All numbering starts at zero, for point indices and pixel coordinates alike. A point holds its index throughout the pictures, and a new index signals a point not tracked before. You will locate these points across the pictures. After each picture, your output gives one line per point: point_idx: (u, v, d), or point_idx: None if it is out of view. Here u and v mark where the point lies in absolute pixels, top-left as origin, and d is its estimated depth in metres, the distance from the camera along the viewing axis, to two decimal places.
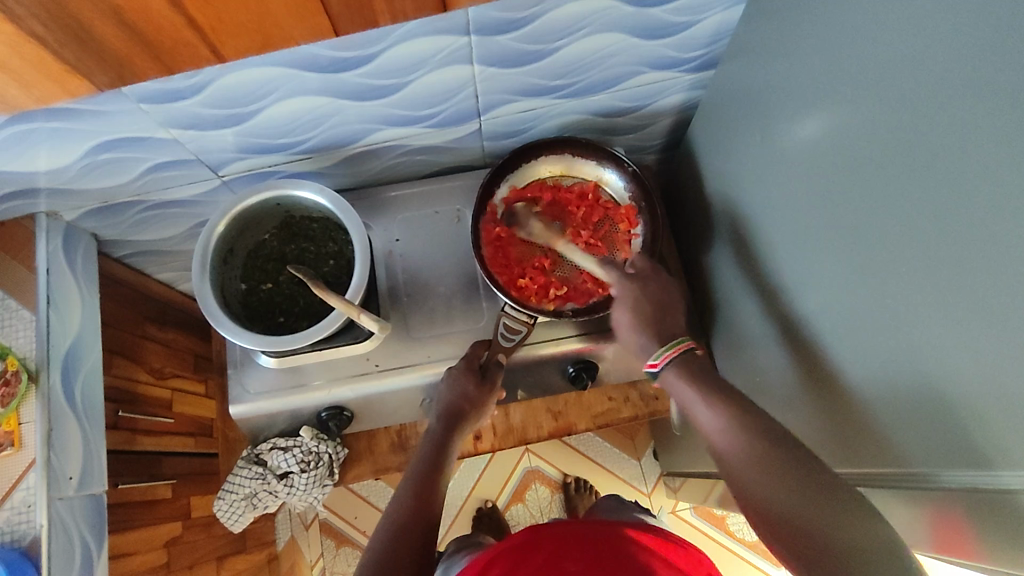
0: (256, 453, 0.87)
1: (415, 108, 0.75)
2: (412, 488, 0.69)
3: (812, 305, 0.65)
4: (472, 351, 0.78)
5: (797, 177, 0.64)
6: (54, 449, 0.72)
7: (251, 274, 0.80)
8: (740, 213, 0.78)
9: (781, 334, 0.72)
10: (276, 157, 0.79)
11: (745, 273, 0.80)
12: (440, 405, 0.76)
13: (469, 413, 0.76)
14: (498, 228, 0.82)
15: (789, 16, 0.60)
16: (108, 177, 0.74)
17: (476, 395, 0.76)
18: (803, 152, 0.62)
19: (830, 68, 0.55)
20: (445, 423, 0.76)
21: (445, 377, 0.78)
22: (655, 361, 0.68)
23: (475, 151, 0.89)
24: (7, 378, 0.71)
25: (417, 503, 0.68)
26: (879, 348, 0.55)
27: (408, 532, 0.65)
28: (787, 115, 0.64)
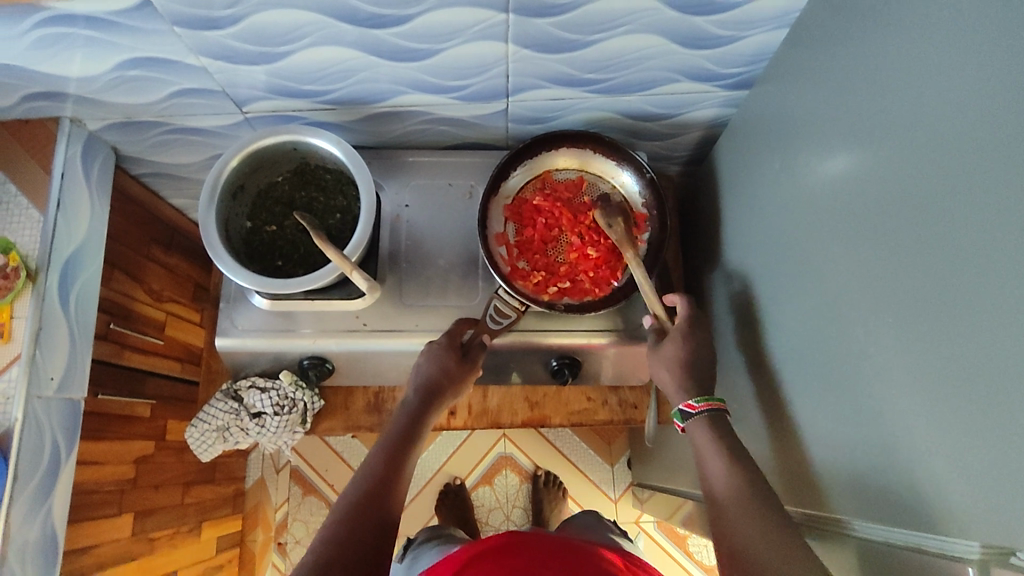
0: (234, 388, 0.89)
1: (445, 77, 0.75)
2: (382, 458, 0.70)
3: (800, 342, 0.64)
4: (454, 326, 0.79)
5: (807, 212, 0.63)
6: (41, 347, 0.74)
7: (257, 213, 0.81)
8: (749, 238, 0.77)
9: (766, 365, 0.72)
10: (301, 103, 0.79)
11: (743, 301, 0.79)
12: (419, 377, 0.77)
13: (448, 387, 0.76)
14: (509, 212, 0.83)
15: (828, 47, 0.59)
16: (135, 94, 0.75)
17: (455, 369, 0.76)
18: (817, 188, 0.61)
19: (857, 106, 0.54)
20: (422, 395, 0.76)
21: (425, 351, 0.78)
22: (694, 404, 0.70)
23: (498, 132, 0.89)
24: (7, 272, 0.72)
25: (385, 473, 0.68)
26: (858, 398, 0.54)
27: (370, 500, 0.65)
28: (810, 148, 0.62)
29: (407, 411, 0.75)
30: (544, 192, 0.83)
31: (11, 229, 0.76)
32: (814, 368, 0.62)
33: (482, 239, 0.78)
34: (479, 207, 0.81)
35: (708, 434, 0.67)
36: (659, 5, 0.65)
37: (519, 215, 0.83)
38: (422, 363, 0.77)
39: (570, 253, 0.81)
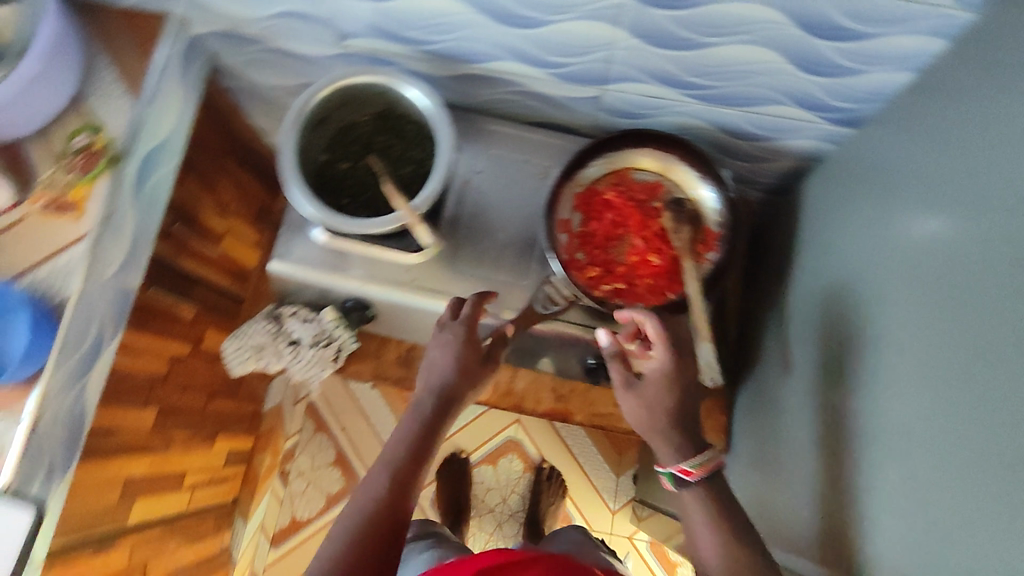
0: (277, 311, 0.90)
1: (547, 51, 0.74)
2: (388, 471, 0.65)
3: (857, 399, 0.61)
4: (467, 315, 0.71)
5: (892, 267, 0.60)
6: (110, 230, 0.76)
7: (334, 148, 0.82)
8: (822, 281, 0.74)
9: (822, 417, 0.68)
10: (400, 49, 0.79)
11: (804, 345, 0.76)
12: (434, 377, 0.69)
13: (462, 386, 0.68)
14: (577, 201, 0.80)
15: (957, 100, 0.55)
16: (245, 7, 0.76)
17: (468, 369, 0.69)
18: (911, 244, 0.57)
19: (976, 167, 0.50)
20: (437, 395, 0.68)
21: (443, 345, 0.70)
22: (690, 469, 0.64)
23: (585, 118, 0.87)
24: (92, 151, 0.76)
25: (392, 500, 0.63)
26: (909, 471, 0.51)
27: (374, 534, 0.61)
28: (912, 201, 0.59)
29: (421, 415, 0.68)
30: (618, 189, 0.80)
31: (104, 111, 0.79)
32: (871, 430, 0.59)
33: (545, 223, 0.76)
34: (550, 190, 0.79)
35: (702, 511, 0.63)
36: (785, 20, 0.62)
37: (587, 207, 0.80)
38: (434, 355, 0.70)
39: (633, 255, 0.78)
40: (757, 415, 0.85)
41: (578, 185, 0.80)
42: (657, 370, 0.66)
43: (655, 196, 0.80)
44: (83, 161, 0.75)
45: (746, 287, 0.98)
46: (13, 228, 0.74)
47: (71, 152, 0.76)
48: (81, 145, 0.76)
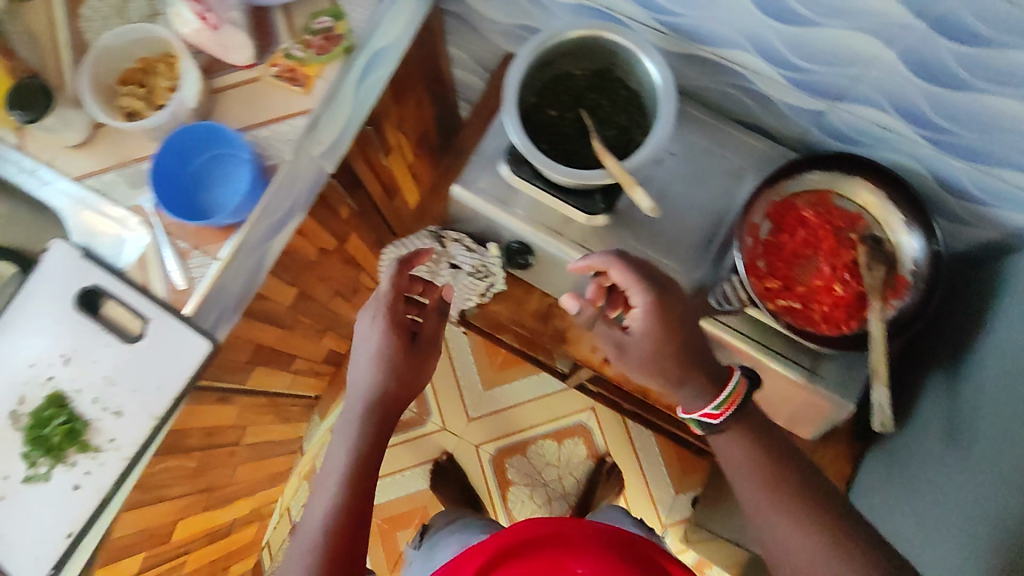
0: (443, 234, 0.94)
1: (794, 52, 0.72)
2: (324, 510, 0.68)
3: None
4: (389, 287, 0.77)
5: None
6: (325, 113, 0.79)
7: (545, 94, 0.81)
8: (1011, 364, 0.70)
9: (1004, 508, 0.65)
10: (639, 14, 0.79)
11: (984, 426, 0.72)
12: (368, 361, 0.76)
13: (395, 378, 0.76)
14: (774, 210, 0.77)
15: None
16: None
17: (393, 343, 0.76)
18: None
19: None
20: (371, 396, 0.76)
21: (371, 350, 0.76)
22: (716, 412, 0.64)
23: (793, 131, 0.85)
24: (332, 36, 0.78)
25: (362, 460, 0.72)
26: None
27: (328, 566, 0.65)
28: None
29: (354, 417, 0.75)
30: (819, 210, 0.77)
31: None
32: None
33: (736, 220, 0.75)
34: (752, 195, 0.77)
35: (749, 453, 0.63)
36: None
37: (781, 219, 0.77)
38: (365, 369, 0.76)
39: (818, 279, 0.75)
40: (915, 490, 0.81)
41: (780, 197, 0.77)
42: (646, 322, 0.65)
43: (853, 227, 0.77)
44: (320, 43, 0.78)
45: (904, 349, 0.94)
46: (244, 86, 0.78)
47: (312, 31, 0.78)
48: (322, 27, 0.79)
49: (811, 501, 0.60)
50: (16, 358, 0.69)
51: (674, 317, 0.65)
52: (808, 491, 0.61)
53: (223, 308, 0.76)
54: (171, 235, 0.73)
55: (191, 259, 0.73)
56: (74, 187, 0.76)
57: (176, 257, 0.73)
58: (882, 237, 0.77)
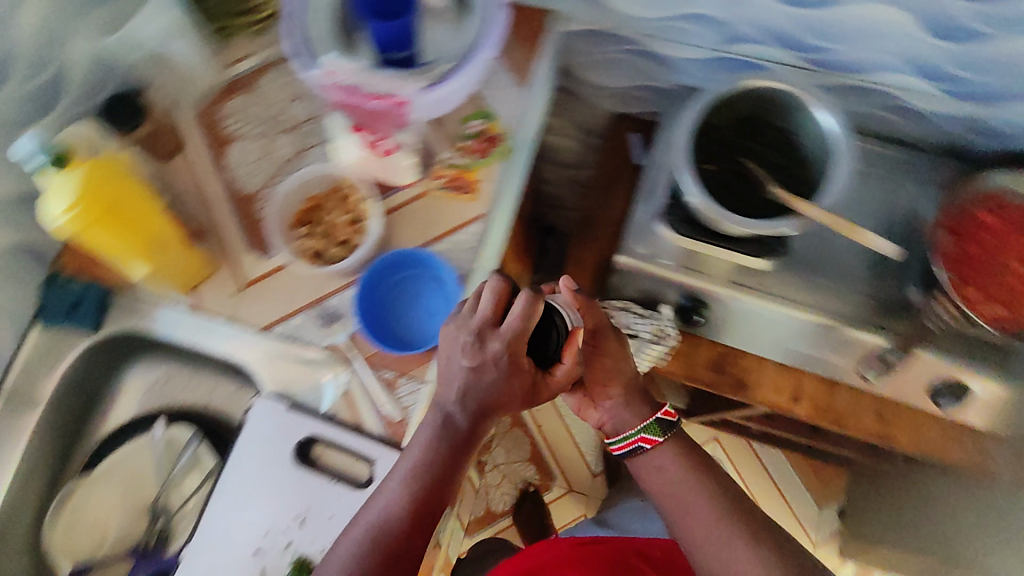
0: (609, 305, 0.90)
1: (951, 63, 0.74)
2: (412, 459, 0.64)
3: None
4: (515, 325, 0.63)
5: None
6: (499, 212, 0.78)
7: (700, 150, 0.82)
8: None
9: None
10: (783, 55, 0.80)
11: None
12: (459, 371, 0.64)
13: (485, 394, 0.64)
14: (983, 216, 0.76)
15: None
16: (648, 6, 0.79)
17: (512, 393, 0.65)
18: None
19: None
20: (459, 392, 0.64)
21: (480, 379, 0.64)
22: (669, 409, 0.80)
23: (934, 135, 0.86)
24: (487, 137, 0.79)
25: (432, 492, 0.64)
26: None
27: (405, 531, 0.63)
28: None
29: (450, 402, 0.65)
30: (997, 212, 0.77)
31: (494, 99, 0.81)
32: None
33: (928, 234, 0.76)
34: (952, 207, 0.78)
35: (683, 459, 0.78)
36: None
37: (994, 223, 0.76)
38: (454, 363, 0.64)
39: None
40: None
41: (960, 210, 0.78)
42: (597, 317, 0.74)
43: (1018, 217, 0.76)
44: (479, 145, 0.79)
45: None
46: (409, 204, 0.77)
47: (467, 136, 0.79)
48: (476, 131, 0.79)
49: (703, 480, 0.76)
50: (253, 527, 0.68)
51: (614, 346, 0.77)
52: (698, 463, 0.78)
53: None
54: (376, 369, 0.70)
55: (400, 390, 0.70)
56: (263, 339, 0.73)
57: (386, 389, 0.70)
58: None
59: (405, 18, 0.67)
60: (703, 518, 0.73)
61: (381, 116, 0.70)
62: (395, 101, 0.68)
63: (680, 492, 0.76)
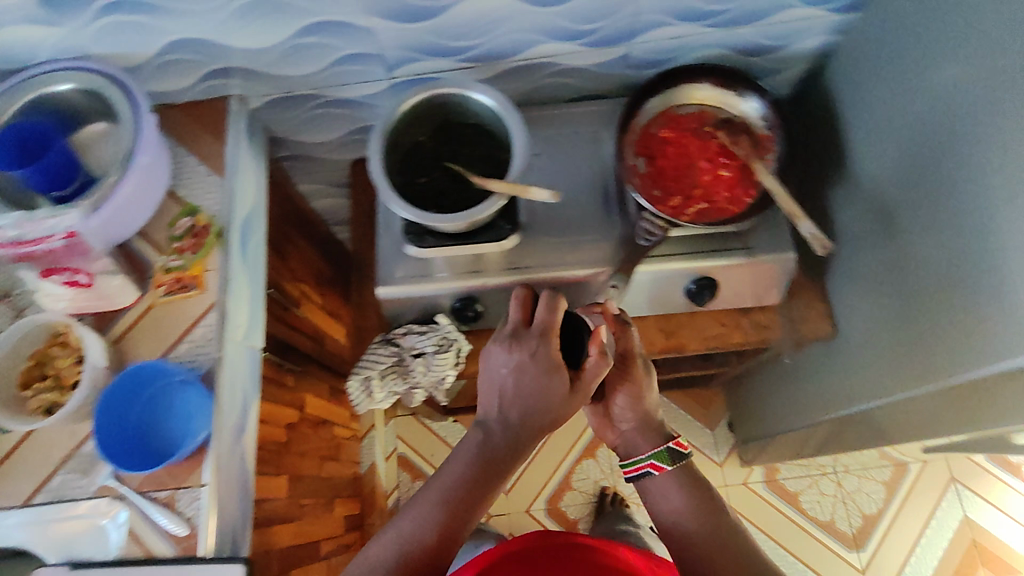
0: (390, 335, 0.91)
1: (579, 22, 0.80)
2: (458, 466, 0.71)
3: (980, 229, 0.67)
4: (545, 318, 0.71)
5: (971, 109, 0.67)
6: (231, 297, 0.79)
7: (406, 169, 0.86)
8: (899, 152, 0.79)
9: (933, 261, 0.74)
10: (444, 62, 0.85)
11: (889, 208, 0.81)
12: (509, 378, 0.70)
13: (518, 393, 0.70)
14: (664, 132, 0.87)
15: None
16: (300, 64, 0.82)
17: (551, 381, 0.69)
18: (965, 87, 0.67)
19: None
20: (488, 410, 0.73)
21: (513, 373, 0.70)
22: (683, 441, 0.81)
23: (615, 80, 0.94)
24: (198, 231, 0.80)
25: (466, 501, 0.70)
26: None
27: (439, 539, 0.68)
28: (948, 53, 0.69)
29: (478, 422, 0.73)
30: (672, 126, 0.87)
31: (196, 195, 0.82)
32: (990, 249, 0.66)
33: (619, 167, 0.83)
34: (639, 133, 0.87)
35: (688, 480, 0.79)
36: None
37: (675, 134, 0.87)
38: (490, 372, 0.72)
39: (715, 161, 0.85)
40: (850, 286, 0.90)
41: (644, 135, 0.87)
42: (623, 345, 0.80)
43: (689, 123, 0.87)
44: (190, 242, 0.80)
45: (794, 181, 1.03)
46: (139, 321, 0.78)
47: (177, 237, 0.80)
48: (185, 228, 0.80)
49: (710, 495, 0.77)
50: None
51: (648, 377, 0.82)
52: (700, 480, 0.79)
53: (230, 529, 0.74)
54: (149, 490, 0.71)
55: (180, 501, 0.71)
56: (26, 513, 0.70)
57: (166, 504, 0.71)
58: (714, 114, 0.87)
59: (48, 155, 0.68)
60: (685, 527, 0.75)
61: (55, 254, 0.69)
62: (59, 237, 0.67)
63: (667, 507, 0.77)
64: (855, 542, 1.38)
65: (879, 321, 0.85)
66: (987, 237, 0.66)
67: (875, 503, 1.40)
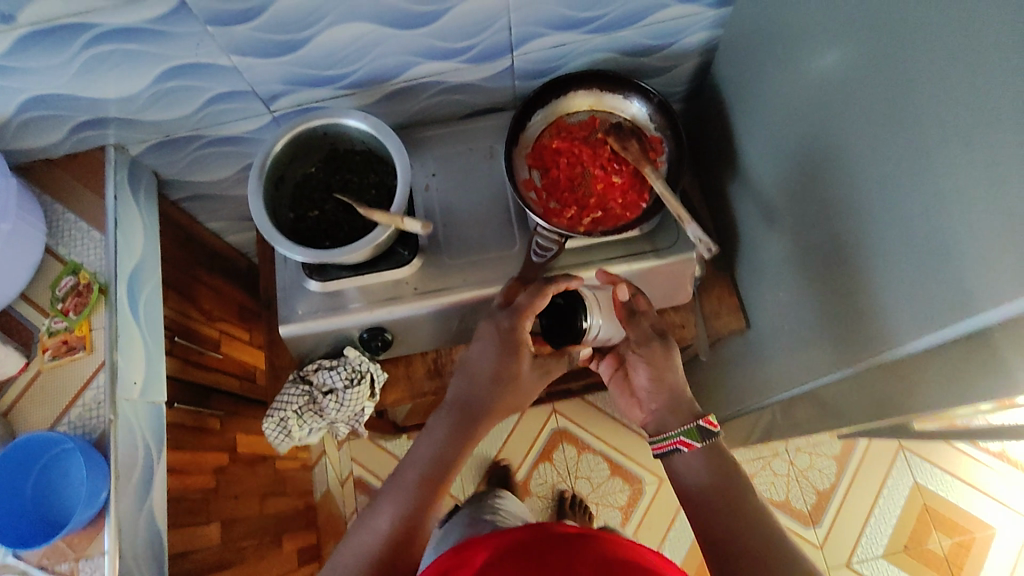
0: (302, 373, 0.89)
1: (452, 40, 0.78)
2: (427, 452, 0.72)
3: (856, 218, 0.66)
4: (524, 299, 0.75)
5: (836, 99, 0.66)
6: (121, 354, 0.77)
7: (298, 204, 0.85)
8: (779, 142, 0.80)
9: (822, 252, 0.74)
10: (323, 91, 0.83)
11: (782, 200, 0.81)
12: (486, 355, 0.75)
13: (491, 366, 0.74)
14: (555, 142, 0.86)
15: None
16: (171, 108, 0.80)
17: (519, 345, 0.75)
18: (829, 79, 0.67)
19: None
20: (455, 399, 0.75)
21: (480, 346, 0.76)
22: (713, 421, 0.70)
23: (506, 92, 0.92)
24: (81, 289, 0.78)
25: (433, 484, 0.70)
26: (929, 282, 0.56)
27: (415, 522, 0.68)
28: (809, 42, 0.68)
29: (448, 404, 0.75)
30: (562, 135, 0.87)
31: (77, 252, 0.80)
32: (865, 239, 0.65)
33: (511, 183, 0.82)
34: (531, 146, 0.87)
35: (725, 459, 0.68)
36: None
37: (565, 143, 0.86)
38: (473, 351, 0.76)
39: (606, 166, 0.85)
40: (757, 278, 0.90)
41: (536, 147, 0.87)
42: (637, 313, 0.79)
43: (578, 130, 0.87)
44: (72, 302, 0.77)
45: (701, 175, 1.03)
46: (26, 389, 0.75)
47: (60, 297, 0.78)
48: (67, 287, 0.78)
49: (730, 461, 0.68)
50: None
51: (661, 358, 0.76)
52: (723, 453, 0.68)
53: None
54: (48, 564, 0.70)
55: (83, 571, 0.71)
56: None
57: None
58: (603, 119, 0.87)
59: None
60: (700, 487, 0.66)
61: None
62: None
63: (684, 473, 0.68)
64: (811, 519, 1.39)
65: (781, 312, 0.85)
66: (859, 228, 0.66)
67: (828, 479, 1.41)
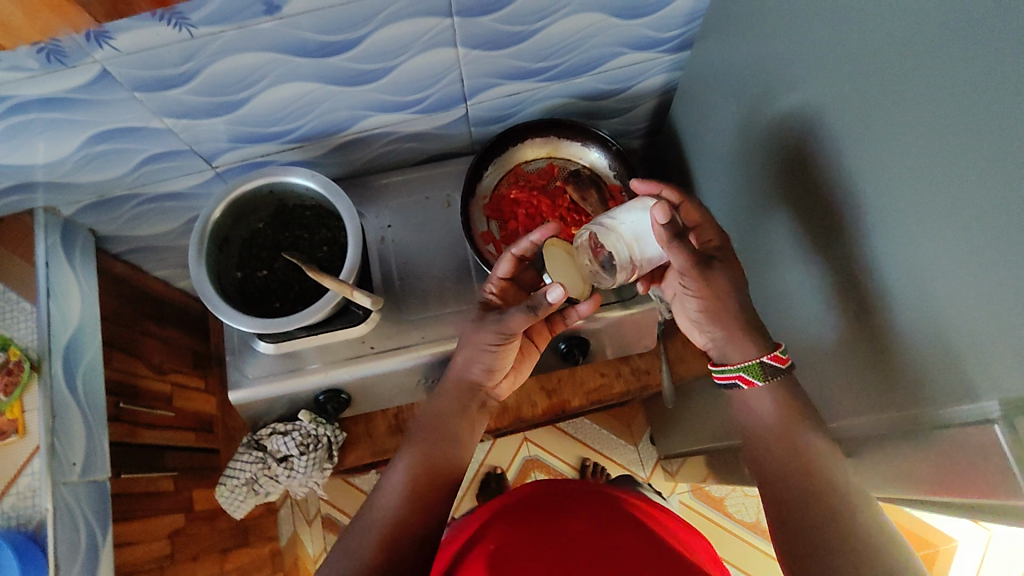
0: (256, 438, 0.86)
1: (403, 94, 0.75)
2: (430, 419, 0.71)
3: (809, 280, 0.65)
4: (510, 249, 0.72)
5: (780, 157, 0.65)
6: (58, 435, 0.73)
7: (246, 261, 0.81)
8: (734, 189, 0.78)
9: (777, 305, 0.72)
10: (269, 145, 0.79)
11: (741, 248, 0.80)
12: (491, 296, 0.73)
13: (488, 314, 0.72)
14: (513, 192, 0.84)
15: (743, 33, 0.66)
16: (103, 170, 0.75)
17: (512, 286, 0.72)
18: (774, 136, 0.65)
19: (800, 57, 0.56)
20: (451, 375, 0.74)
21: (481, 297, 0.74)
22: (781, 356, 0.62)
23: (463, 138, 0.90)
24: (9, 367, 0.72)
25: (439, 451, 0.68)
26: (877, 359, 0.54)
27: (432, 486, 0.65)
28: (755, 97, 0.67)
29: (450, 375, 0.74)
30: (519, 185, 0.85)
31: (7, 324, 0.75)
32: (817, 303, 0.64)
33: (469, 237, 0.79)
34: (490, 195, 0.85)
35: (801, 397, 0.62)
36: (604, 15, 0.70)
37: (524, 193, 0.84)
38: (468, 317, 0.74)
39: (567, 216, 0.82)
40: None
41: (496, 197, 0.84)
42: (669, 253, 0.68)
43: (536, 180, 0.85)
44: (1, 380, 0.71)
45: None
46: None
47: None
48: None
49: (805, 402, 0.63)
50: None
51: (714, 283, 0.65)
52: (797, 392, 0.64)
53: None
54: None
55: None
56: None
57: None
58: (562, 168, 0.85)
59: None
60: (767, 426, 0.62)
61: None
62: None
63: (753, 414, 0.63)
64: None
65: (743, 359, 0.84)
66: (825, 285, 0.60)
67: None
